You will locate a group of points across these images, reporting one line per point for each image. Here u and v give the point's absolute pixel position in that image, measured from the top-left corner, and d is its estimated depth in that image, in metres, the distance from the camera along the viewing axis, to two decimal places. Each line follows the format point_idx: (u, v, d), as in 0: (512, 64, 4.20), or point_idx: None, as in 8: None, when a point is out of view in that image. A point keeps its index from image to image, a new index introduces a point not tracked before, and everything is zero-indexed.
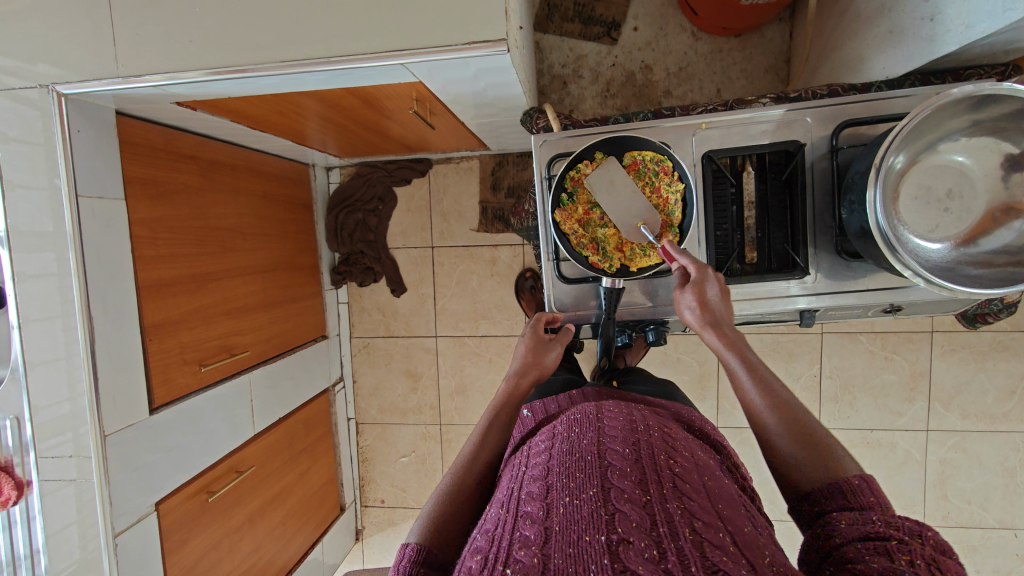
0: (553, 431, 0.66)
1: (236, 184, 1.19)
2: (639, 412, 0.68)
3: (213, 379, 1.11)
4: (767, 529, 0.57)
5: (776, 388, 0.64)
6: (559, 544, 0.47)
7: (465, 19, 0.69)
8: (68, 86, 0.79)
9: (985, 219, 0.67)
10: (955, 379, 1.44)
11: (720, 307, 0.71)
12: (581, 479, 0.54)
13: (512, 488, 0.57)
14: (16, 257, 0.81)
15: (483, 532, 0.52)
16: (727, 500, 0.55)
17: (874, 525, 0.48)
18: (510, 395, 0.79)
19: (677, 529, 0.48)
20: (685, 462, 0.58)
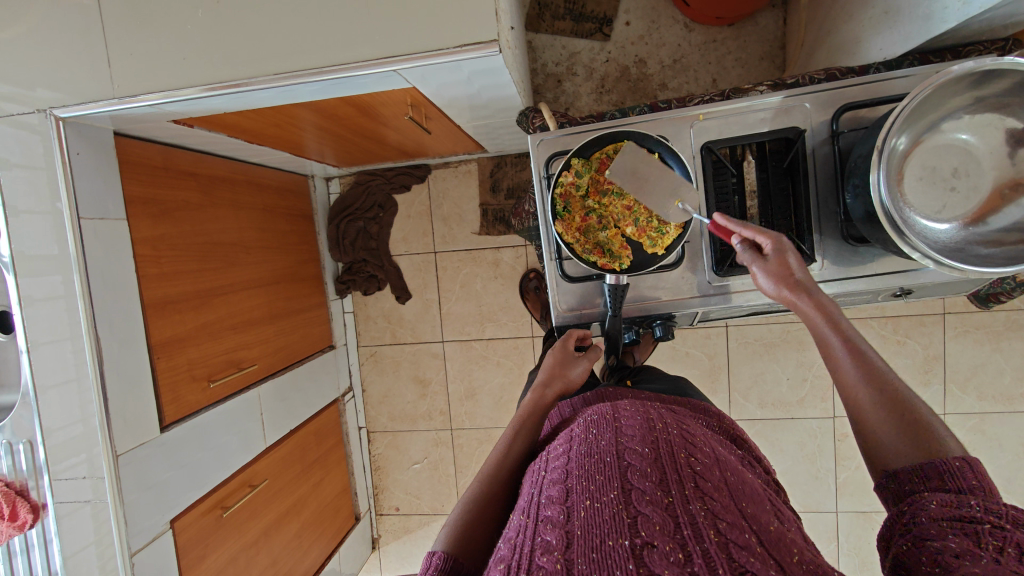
0: (570, 432, 0.65)
1: (237, 199, 1.20)
2: (658, 410, 0.66)
3: (223, 394, 1.11)
4: (793, 523, 0.56)
5: (871, 356, 0.61)
6: (583, 548, 0.46)
7: (456, 21, 0.69)
8: (65, 109, 0.79)
9: (991, 197, 0.66)
10: (970, 360, 1.42)
11: (803, 274, 0.67)
12: (602, 481, 0.53)
13: (532, 494, 0.56)
14: (22, 282, 0.82)
15: (506, 540, 0.52)
16: (751, 497, 0.54)
17: (968, 509, 0.46)
18: (536, 404, 0.79)
19: (701, 531, 0.47)
20: (706, 458, 0.57)
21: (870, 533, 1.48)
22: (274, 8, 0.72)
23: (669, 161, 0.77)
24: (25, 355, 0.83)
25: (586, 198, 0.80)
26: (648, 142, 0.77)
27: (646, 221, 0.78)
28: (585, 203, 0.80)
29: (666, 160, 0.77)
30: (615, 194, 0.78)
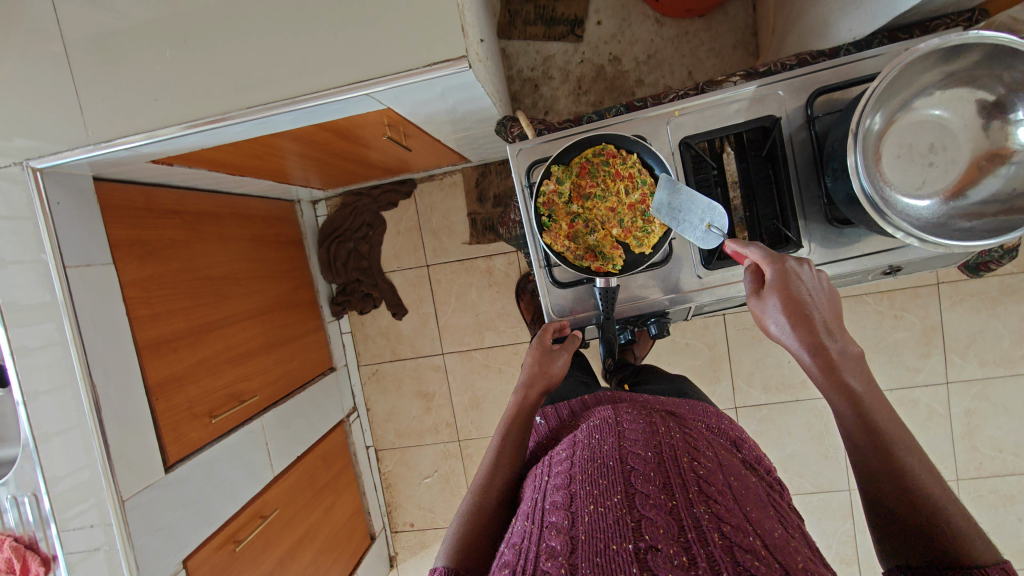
0: (572, 437, 0.65)
1: (224, 231, 1.20)
2: (659, 416, 0.67)
3: (225, 428, 1.11)
4: (798, 530, 0.56)
5: (883, 427, 0.56)
6: (586, 553, 0.47)
7: (424, 39, 0.69)
8: (43, 159, 0.79)
9: (970, 170, 0.66)
10: (968, 328, 1.43)
11: (821, 320, 0.58)
12: (605, 486, 0.53)
13: (536, 498, 0.57)
14: (15, 332, 0.79)
15: (509, 544, 0.52)
16: (753, 502, 0.54)
17: None
18: (520, 406, 0.79)
19: (706, 534, 0.47)
20: (708, 463, 0.58)
21: None
22: (243, 41, 0.72)
23: (647, 160, 0.77)
24: (22, 406, 0.80)
25: (570, 205, 0.79)
26: (625, 143, 0.77)
27: (631, 222, 0.79)
28: (570, 209, 0.79)
29: (645, 160, 0.77)
30: (597, 198, 0.78)
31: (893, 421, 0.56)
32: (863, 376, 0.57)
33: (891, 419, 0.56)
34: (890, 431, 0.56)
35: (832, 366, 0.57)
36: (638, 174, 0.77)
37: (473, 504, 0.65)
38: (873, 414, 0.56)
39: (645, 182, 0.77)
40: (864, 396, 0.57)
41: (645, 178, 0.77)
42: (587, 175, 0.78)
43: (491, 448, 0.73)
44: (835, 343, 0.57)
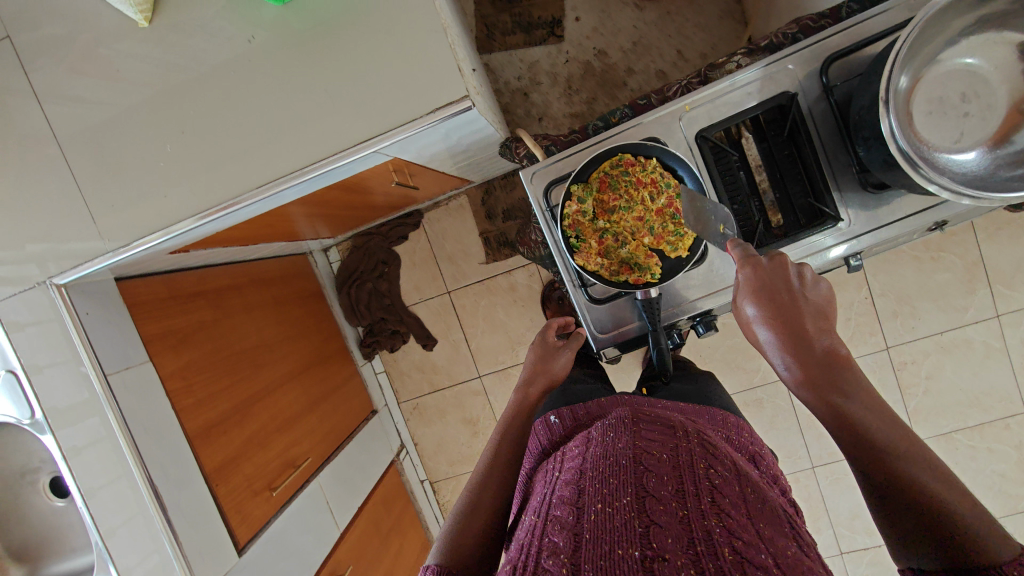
0: (587, 435, 0.66)
1: (247, 301, 1.19)
2: (675, 419, 0.66)
3: (285, 498, 1.10)
4: (812, 546, 0.52)
5: (871, 427, 0.53)
6: (590, 554, 0.47)
7: (425, 90, 0.71)
8: (65, 274, 0.81)
9: (1011, 114, 0.62)
10: (1013, 258, 1.38)
11: (802, 314, 0.60)
12: (615, 486, 0.53)
13: (545, 494, 0.58)
14: (61, 434, 0.80)
15: (514, 539, 0.53)
16: (769, 517, 0.52)
17: None
18: (521, 403, 0.85)
19: (716, 547, 0.45)
20: (727, 471, 0.56)
21: (957, 454, 1.44)
22: (252, 116, 0.76)
23: (668, 162, 0.76)
24: (84, 508, 0.81)
25: (596, 221, 0.79)
26: (642, 150, 0.76)
27: (662, 227, 0.78)
28: (597, 226, 0.79)
29: (665, 162, 0.76)
30: (623, 210, 0.78)
31: (880, 418, 0.54)
32: (844, 378, 0.57)
33: (880, 417, 0.54)
34: (879, 429, 0.53)
35: (806, 375, 0.58)
36: (660, 179, 0.76)
37: (473, 496, 0.66)
38: (853, 415, 0.54)
39: (670, 185, 0.76)
40: (844, 400, 0.55)
41: (669, 182, 0.76)
42: (608, 189, 0.78)
43: (494, 441, 0.76)
44: (805, 348, 0.59)
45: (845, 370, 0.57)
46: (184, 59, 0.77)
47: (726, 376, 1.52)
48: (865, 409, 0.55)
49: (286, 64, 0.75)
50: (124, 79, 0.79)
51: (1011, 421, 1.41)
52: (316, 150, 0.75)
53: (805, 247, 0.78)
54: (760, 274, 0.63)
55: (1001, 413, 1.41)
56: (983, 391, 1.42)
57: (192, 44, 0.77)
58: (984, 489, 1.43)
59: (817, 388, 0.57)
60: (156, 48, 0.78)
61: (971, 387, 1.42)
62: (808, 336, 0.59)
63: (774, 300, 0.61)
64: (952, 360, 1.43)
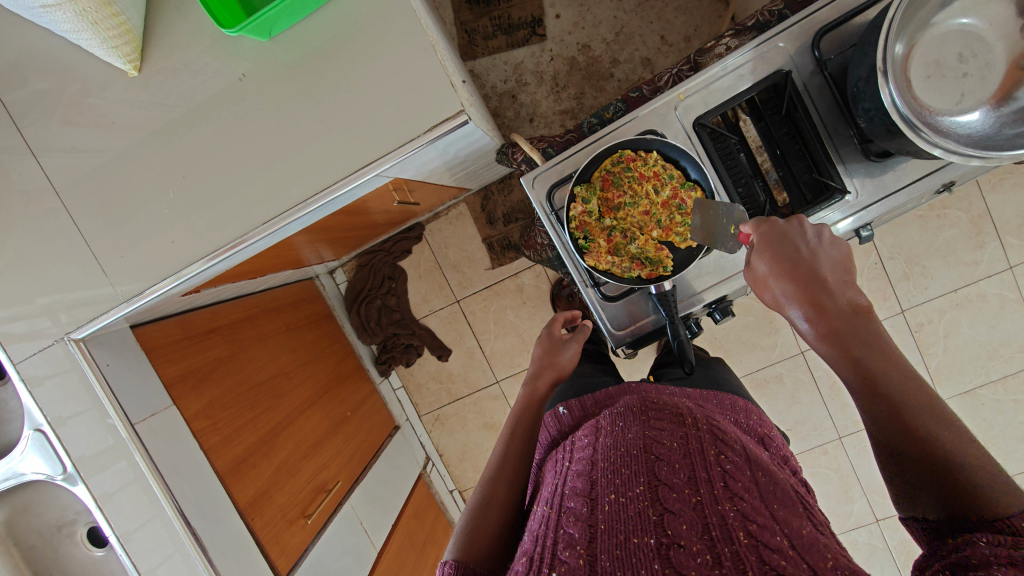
0: (596, 423, 0.65)
1: (261, 332, 1.20)
2: (683, 404, 0.66)
3: (320, 523, 1.11)
4: (827, 524, 0.53)
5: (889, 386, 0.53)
6: (606, 545, 0.46)
7: (420, 105, 0.71)
8: (82, 329, 0.81)
9: (1010, 70, 0.61)
10: (1018, 207, 1.37)
11: (821, 271, 0.60)
12: (627, 475, 0.53)
13: (556, 484, 0.58)
14: (92, 482, 0.79)
15: (528, 531, 0.53)
16: (782, 500, 0.52)
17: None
18: (531, 395, 0.86)
19: (731, 533, 0.45)
20: (737, 456, 0.56)
21: (982, 409, 1.43)
22: (250, 148, 0.77)
23: (668, 153, 0.76)
24: (123, 553, 0.79)
25: (603, 220, 0.79)
26: (642, 144, 0.76)
27: (669, 219, 0.77)
28: (604, 224, 0.79)
29: (666, 154, 0.76)
30: (628, 206, 0.78)
31: (899, 373, 0.54)
32: (864, 330, 0.56)
33: (900, 372, 0.54)
34: (896, 385, 0.53)
35: (826, 325, 0.58)
36: (663, 170, 0.76)
37: (484, 494, 0.67)
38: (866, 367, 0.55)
39: (674, 177, 0.76)
40: (865, 355, 0.55)
41: (671, 172, 0.76)
42: (611, 187, 0.77)
43: (504, 439, 0.77)
44: (827, 302, 0.58)
45: (864, 321, 0.57)
46: (171, 98, 0.77)
47: (743, 355, 1.51)
48: (889, 365, 0.55)
49: (277, 87, 0.75)
50: (118, 126, 0.79)
51: None
52: (316, 178, 0.75)
53: (814, 222, 0.78)
54: (776, 232, 0.63)
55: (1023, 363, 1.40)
56: (1002, 343, 1.41)
57: (180, 82, 0.77)
58: (1013, 442, 1.42)
59: (839, 348, 0.57)
60: (146, 92, 0.78)
61: (990, 340, 1.42)
62: (828, 290, 0.59)
63: (790, 257, 0.61)
64: (968, 316, 1.42)
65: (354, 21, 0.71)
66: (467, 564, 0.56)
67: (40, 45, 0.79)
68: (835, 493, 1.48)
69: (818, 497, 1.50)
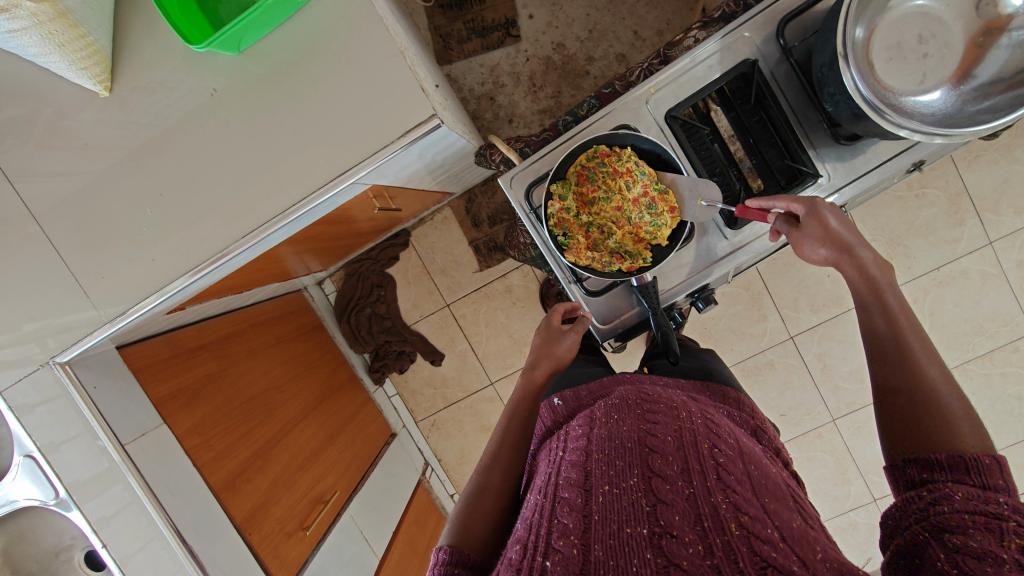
0: (590, 415, 0.66)
1: (250, 346, 1.20)
2: (677, 398, 0.65)
3: (320, 534, 1.11)
4: (816, 517, 0.54)
5: None
6: (600, 535, 0.47)
7: (393, 111, 0.72)
8: (66, 352, 0.81)
9: (969, 49, 0.63)
10: (993, 183, 1.39)
11: (848, 232, 0.65)
12: (621, 467, 0.53)
13: (549, 474, 0.58)
14: (88, 508, 0.78)
15: (522, 520, 0.54)
16: (774, 493, 0.52)
17: (997, 506, 0.44)
18: (526, 387, 0.80)
19: (723, 524, 0.46)
20: (730, 450, 0.56)
21: (971, 384, 1.45)
22: (228, 163, 0.77)
23: (643, 147, 0.77)
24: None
25: (581, 216, 0.80)
26: (616, 140, 0.77)
27: (640, 218, 0.77)
28: (582, 220, 0.80)
29: (641, 148, 0.77)
30: (602, 202, 0.78)
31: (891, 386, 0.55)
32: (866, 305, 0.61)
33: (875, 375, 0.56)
34: None
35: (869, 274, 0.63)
36: (635, 168, 0.76)
37: (479, 482, 0.67)
38: None
39: (643, 174, 0.76)
40: None
41: (644, 170, 0.75)
42: (586, 183, 0.78)
43: (500, 424, 0.76)
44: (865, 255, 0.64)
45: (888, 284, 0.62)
46: (145, 117, 0.77)
47: (733, 344, 1.53)
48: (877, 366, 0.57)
49: (251, 100, 0.75)
50: (95, 146, 0.79)
51: (1019, 343, 1.42)
52: (294, 189, 0.76)
53: None
54: (814, 208, 0.67)
55: (1008, 337, 1.42)
56: (986, 318, 1.43)
57: (154, 101, 0.77)
58: (1004, 415, 1.44)
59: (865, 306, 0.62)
60: (120, 112, 0.78)
61: (975, 316, 1.43)
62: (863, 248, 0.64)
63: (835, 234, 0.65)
64: (952, 293, 1.44)
65: (323, 30, 0.72)
66: (460, 551, 0.57)
67: (10, 69, 0.79)
68: (832, 475, 1.50)
69: (815, 480, 1.51)
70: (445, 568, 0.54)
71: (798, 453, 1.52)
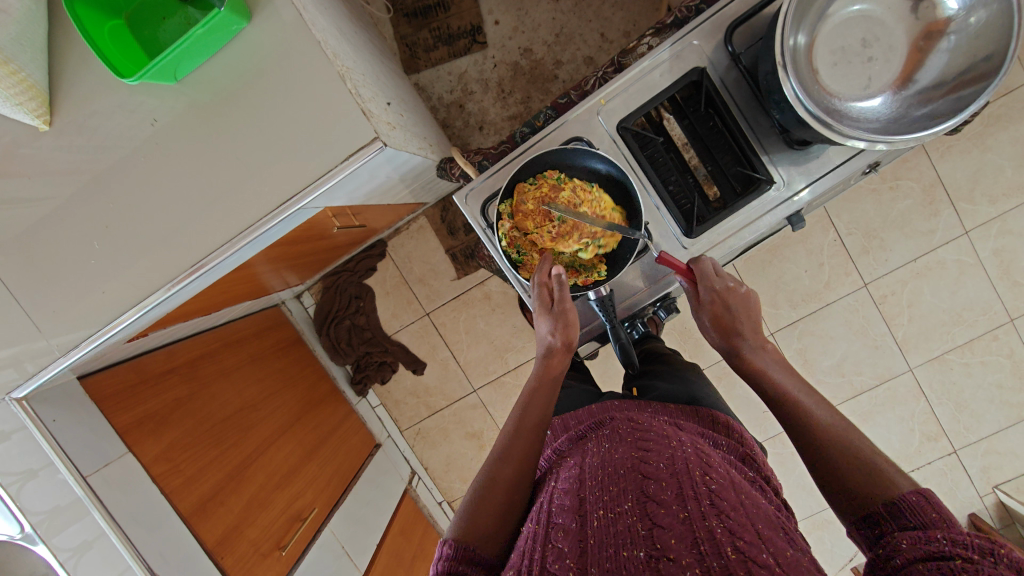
0: (584, 446, 0.67)
1: (222, 366, 1.19)
2: (668, 428, 0.66)
3: (295, 556, 1.10)
4: (807, 550, 0.51)
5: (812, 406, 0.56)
6: (596, 557, 0.47)
7: (338, 136, 0.72)
8: (22, 388, 0.79)
9: (911, 53, 0.62)
10: (966, 172, 1.39)
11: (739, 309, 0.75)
12: (616, 493, 0.54)
13: (544, 502, 0.59)
14: (53, 543, 0.76)
15: (519, 545, 0.54)
16: (767, 522, 0.51)
17: (936, 545, 0.45)
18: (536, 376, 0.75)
19: (720, 547, 0.45)
20: (721, 478, 0.55)
21: (952, 373, 1.45)
22: (182, 190, 0.76)
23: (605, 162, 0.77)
24: None
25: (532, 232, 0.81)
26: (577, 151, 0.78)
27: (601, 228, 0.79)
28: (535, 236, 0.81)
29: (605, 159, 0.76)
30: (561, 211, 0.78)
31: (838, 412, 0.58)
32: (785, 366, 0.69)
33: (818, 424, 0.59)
34: None
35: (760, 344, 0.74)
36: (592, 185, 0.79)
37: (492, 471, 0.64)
38: None
39: (577, 186, 0.78)
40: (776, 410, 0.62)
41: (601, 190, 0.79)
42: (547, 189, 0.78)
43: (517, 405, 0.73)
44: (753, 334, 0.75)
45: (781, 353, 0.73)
46: (90, 146, 0.76)
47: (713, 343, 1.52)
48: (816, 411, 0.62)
49: (196, 127, 0.74)
50: (42, 178, 0.78)
51: (997, 331, 1.42)
52: (245, 214, 0.75)
53: (746, 216, 0.78)
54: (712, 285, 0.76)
55: (986, 326, 1.42)
56: (964, 308, 1.43)
57: (98, 130, 0.76)
58: (985, 403, 1.44)
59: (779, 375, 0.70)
60: (70, 143, 0.77)
61: (953, 306, 1.43)
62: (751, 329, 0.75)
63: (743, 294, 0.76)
64: (930, 284, 1.44)
65: (264, 55, 0.72)
66: (466, 550, 0.56)
67: None
68: None
69: (802, 475, 1.51)
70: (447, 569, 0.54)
71: (783, 449, 1.52)
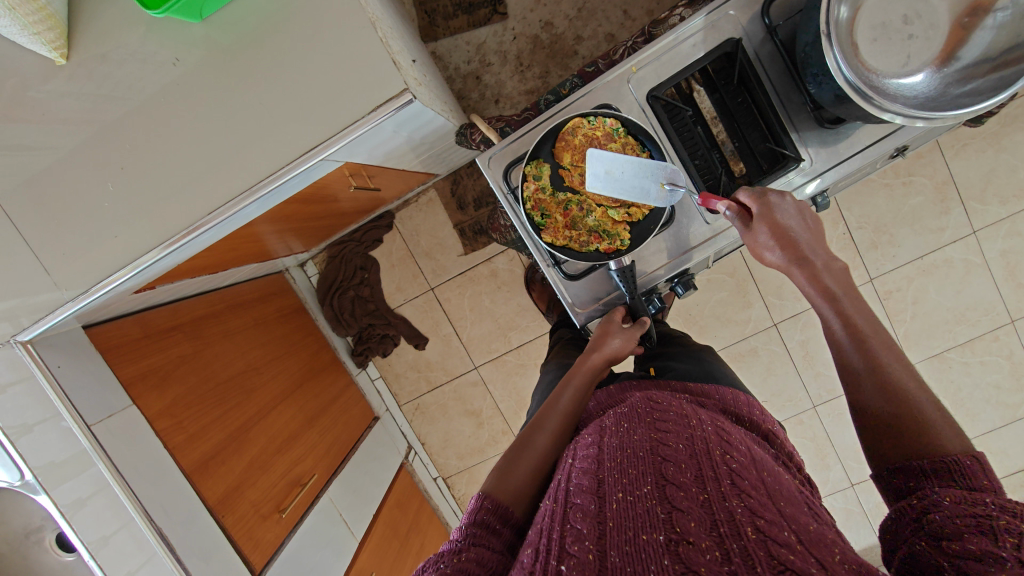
0: (600, 424, 0.63)
1: (227, 328, 1.17)
2: (687, 406, 0.64)
3: (296, 517, 1.11)
4: (831, 524, 0.52)
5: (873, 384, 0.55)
6: (616, 541, 0.45)
7: (364, 87, 0.71)
8: (29, 331, 0.77)
9: (954, 30, 0.61)
10: (979, 171, 1.39)
11: (799, 232, 0.69)
12: (635, 475, 0.51)
13: (559, 481, 0.56)
14: (56, 491, 0.74)
15: (533, 526, 0.51)
16: (789, 497, 0.50)
17: (986, 508, 0.44)
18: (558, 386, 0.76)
19: (740, 529, 0.44)
20: (742, 457, 0.54)
21: (951, 371, 1.46)
22: (200, 136, 0.74)
23: (639, 135, 0.76)
24: (92, 560, 0.74)
25: (556, 195, 0.81)
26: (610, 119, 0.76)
27: None
28: (558, 199, 0.81)
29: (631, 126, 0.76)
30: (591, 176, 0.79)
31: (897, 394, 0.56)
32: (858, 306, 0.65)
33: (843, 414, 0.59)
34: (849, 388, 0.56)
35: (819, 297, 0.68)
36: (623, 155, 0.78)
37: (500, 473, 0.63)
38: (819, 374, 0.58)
39: (628, 147, 0.77)
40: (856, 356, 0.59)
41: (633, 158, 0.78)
42: (574, 152, 0.79)
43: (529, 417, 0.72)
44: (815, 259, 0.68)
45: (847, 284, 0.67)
46: (106, 86, 0.74)
47: (718, 330, 1.52)
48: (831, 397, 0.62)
49: (218, 71, 0.72)
50: (56, 116, 0.75)
51: (998, 332, 1.43)
52: (264, 164, 0.74)
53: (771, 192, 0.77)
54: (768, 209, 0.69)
55: (988, 325, 1.43)
56: (968, 307, 1.44)
57: (115, 69, 0.74)
58: (981, 402, 1.46)
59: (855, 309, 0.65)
60: (85, 82, 0.74)
61: (956, 305, 1.44)
62: (811, 251, 0.68)
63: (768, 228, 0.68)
64: (935, 282, 1.44)
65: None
66: (477, 535, 0.53)
67: None
68: (812, 460, 1.52)
69: None
70: (459, 548, 0.50)
71: None
